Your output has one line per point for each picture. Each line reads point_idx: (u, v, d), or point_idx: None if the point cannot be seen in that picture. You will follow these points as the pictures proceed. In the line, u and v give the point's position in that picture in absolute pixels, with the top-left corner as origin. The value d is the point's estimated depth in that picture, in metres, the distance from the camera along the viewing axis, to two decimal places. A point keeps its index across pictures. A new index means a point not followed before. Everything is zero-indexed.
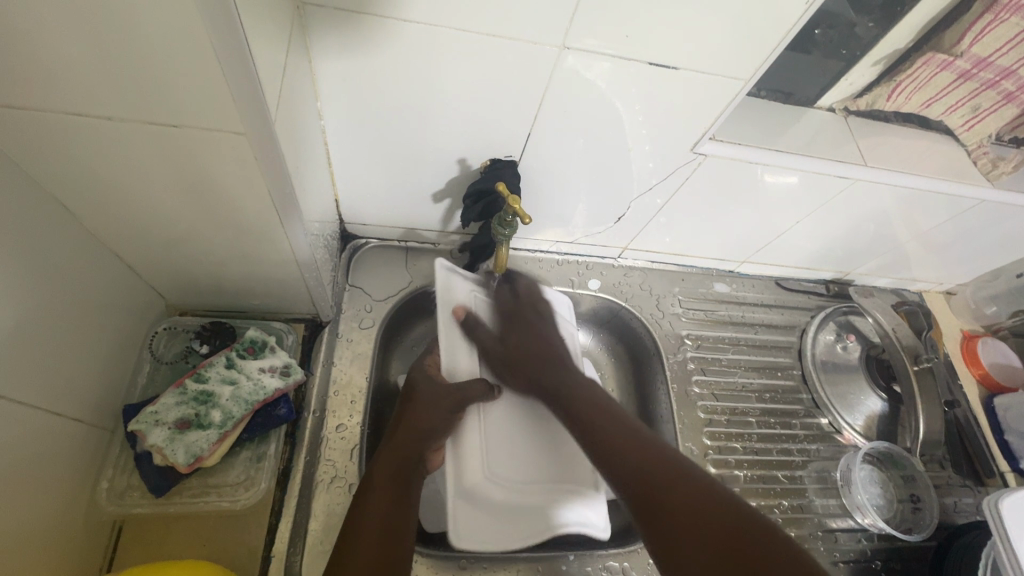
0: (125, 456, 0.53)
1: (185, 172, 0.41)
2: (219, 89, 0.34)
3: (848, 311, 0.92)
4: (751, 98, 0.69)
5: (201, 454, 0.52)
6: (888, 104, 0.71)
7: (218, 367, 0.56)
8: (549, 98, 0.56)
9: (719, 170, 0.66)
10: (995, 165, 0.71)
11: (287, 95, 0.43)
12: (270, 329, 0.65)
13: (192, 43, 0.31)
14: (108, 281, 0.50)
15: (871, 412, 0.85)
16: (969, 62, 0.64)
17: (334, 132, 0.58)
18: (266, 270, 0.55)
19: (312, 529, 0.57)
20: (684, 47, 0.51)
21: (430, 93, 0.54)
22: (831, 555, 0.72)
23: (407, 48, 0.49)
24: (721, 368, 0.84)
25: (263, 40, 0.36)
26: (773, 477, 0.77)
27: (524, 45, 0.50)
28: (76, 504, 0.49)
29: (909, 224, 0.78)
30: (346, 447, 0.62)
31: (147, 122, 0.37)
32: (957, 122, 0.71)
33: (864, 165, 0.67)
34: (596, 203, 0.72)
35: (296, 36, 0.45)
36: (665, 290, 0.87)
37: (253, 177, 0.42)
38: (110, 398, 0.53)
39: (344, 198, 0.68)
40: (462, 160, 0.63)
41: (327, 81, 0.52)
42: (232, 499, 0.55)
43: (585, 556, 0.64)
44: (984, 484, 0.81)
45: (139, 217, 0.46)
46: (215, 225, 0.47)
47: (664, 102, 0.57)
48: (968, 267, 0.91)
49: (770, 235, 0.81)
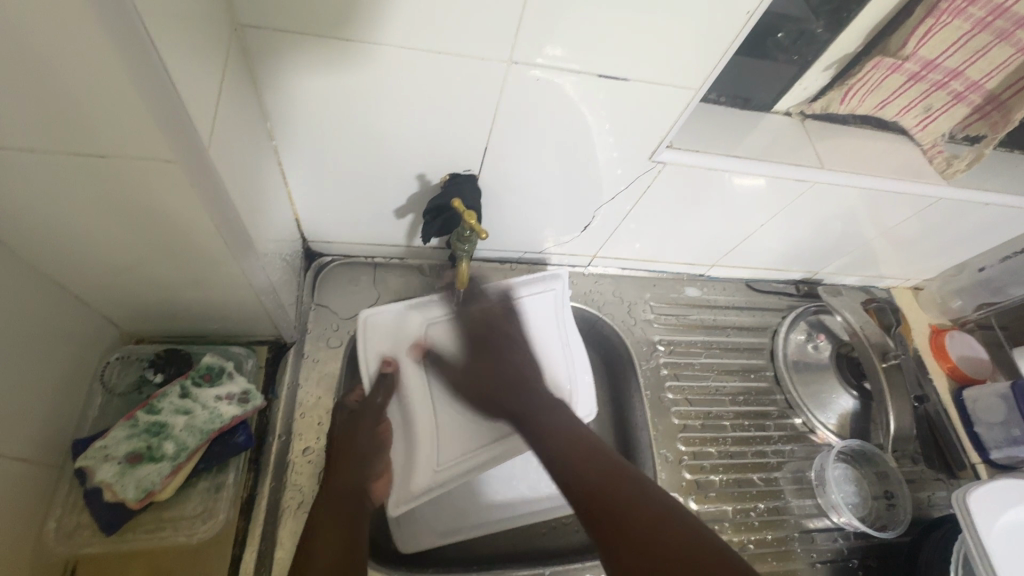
0: (74, 494, 0.51)
1: (123, 201, 0.40)
2: (140, 117, 0.33)
3: (819, 310, 0.93)
4: (710, 104, 0.70)
5: (153, 488, 0.50)
6: (842, 107, 0.71)
7: (171, 397, 0.54)
8: (502, 109, 0.55)
9: (679, 177, 0.67)
10: (950, 162, 0.71)
11: (227, 123, 0.42)
12: (229, 354, 0.63)
13: (105, 70, 0.30)
14: (51, 313, 0.48)
15: (843, 411, 0.86)
16: (916, 64, 0.64)
17: (287, 152, 0.57)
18: (220, 294, 0.54)
19: (278, 557, 0.55)
20: (632, 60, 0.51)
21: (383, 111, 0.54)
22: (808, 556, 0.73)
23: (355, 66, 0.48)
24: (694, 372, 0.84)
25: (186, 64, 0.35)
26: (749, 480, 0.77)
27: (474, 60, 0.49)
28: (22, 548, 0.47)
29: (873, 221, 0.79)
30: (312, 471, 0.60)
31: (72, 154, 0.36)
32: (911, 122, 0.72)
33: (823, 167, 0.68)
34: (563, 212, 0.72)
35: (235, 58, 0.44)
36: (636, 296, 0.87)
37: (193, 204, 0.41)
38: (59, 434, 0.51)
39: (305, 217, 0.66)
40: (421, 175, 0.62)
41: (272, 100, 0.51)
42: (189, 532, 0.53)
43: (562, 569, 0.63)
44: (956, 476, 0.83)
45: (78, 248, 0.45)
46: (161, 254, 0.46)
47: (620, 110, 0.57)
48: (932, 262, 0.93)
49: (739, 238, 0.81)
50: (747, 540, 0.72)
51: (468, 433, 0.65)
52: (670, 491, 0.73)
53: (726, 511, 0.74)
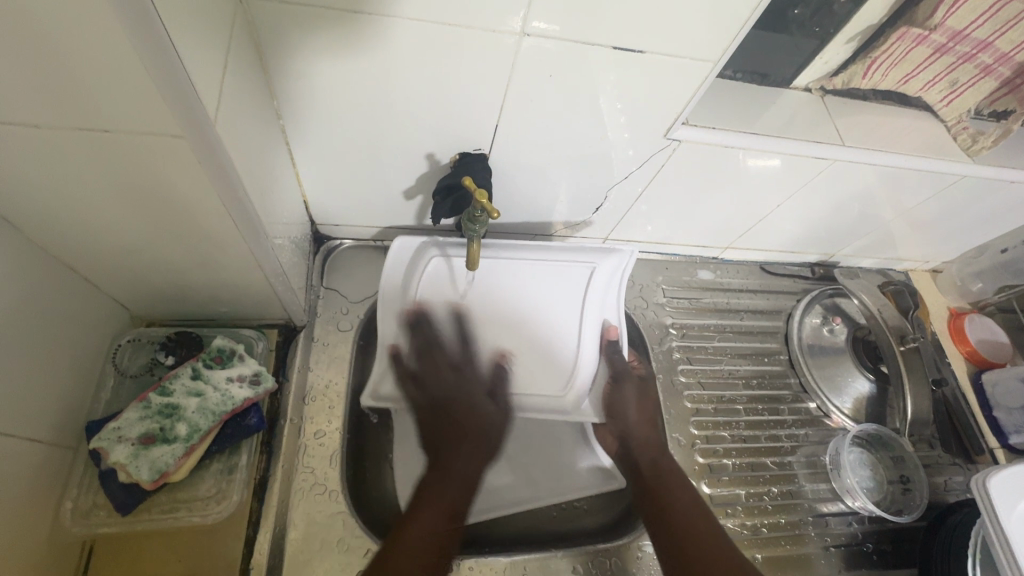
0: (89, 475, 0.52)
1: (129, 178, 0.39)
2: (146, 91, 0.32)
3: (835, 293, 0.91)
4: (727, 80, 0.68)
5: (167, 470, 0.50)
6: (865, 81, 0.69)
7: (183, 379, 0.54)
8: (514, 86, 0.54)
9: (695, 155, 0.65)
10: (975, 139, 0.69)
11: (234, 100, 0.41)
12: (240, 336, 0.63)
13: (106, 41, 0.29)
14: (62, 296, 0.48)
15: (859, 395, 0.84)
16: (944, 35, 0.62)
17: (294, 130, 0.56)
18: (230, 276, 0.54)
19: (291, 538, 0.56)
20: (650, 32, 0.49)
21: (391, 87, 0.52)
22: (822, 540, 0.72)
23: (365, 41, 0.47)
24: (706, 356, 0.83)
25: (190, 36, 0.34)
26: (762, 464, 0.76)
27: (485, 32, 0.48)
28: (39, 527, 0.47)
29: (893, 202, 0.77)
30: (325, 454, 0.61)
31: (75, 129, 0.35)
32: (936, 96, 0.70)
33: (844, 145, 0.66)
34: (576, 193, 0.71)
35: (240, 32, 0.43)
36: (648, 279, 0.86)
37: (201, 182, 0.40)
38: (72, 416, 0.51)
39: (314, 199, 0.66)
40: (430, 155, 0.61)
41: (279, 77, 0.50)
42: (203, 513, 0.53)
43: (573, 552, 0.63)
44: (973, 461, 0.81)
45: (86, 228, 0.44)
46: (172, 235, 0.46)
47: (639, 86, 0.55)
48: (952, 244, 0.90)
49: (754, 219, 0.80)
50: (759, 524, 0.72)
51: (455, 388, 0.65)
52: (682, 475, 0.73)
53: (739, 495, 0.73)
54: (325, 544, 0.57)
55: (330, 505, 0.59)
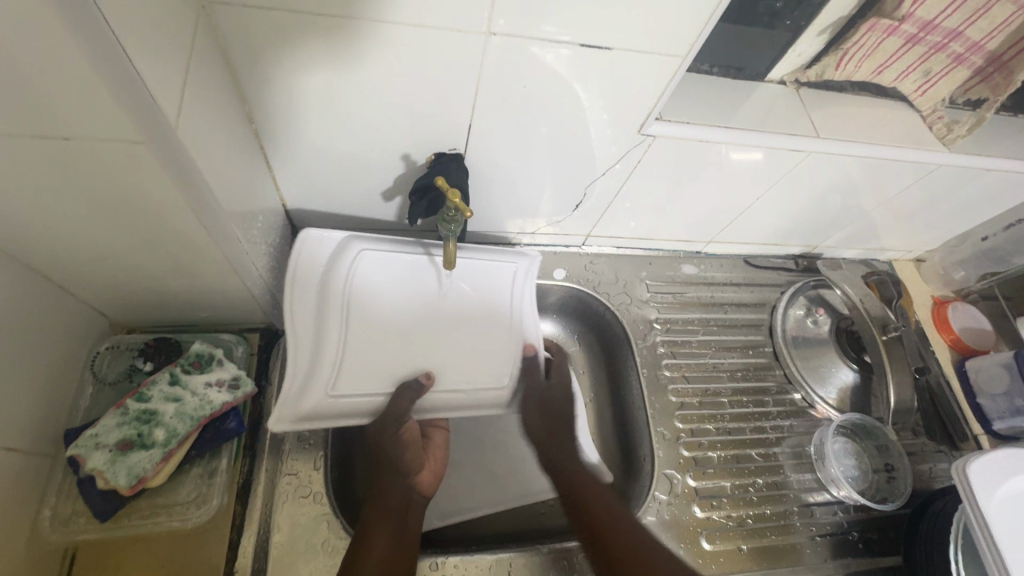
0: (68, 483, 0.52)
1: (95, 185, 0.39)
2: (104, 101, 0.33)
3: (818, 284, 0.92)
4: (702, 75, 0.68)
5: (145, 475, 0.50)
6: (838, 73, 0.69)
7: (161, 385, 0.55)
8: (484, 84, 0.54)
9: (671, 150, 0.65)
10: (951, 128, 0.70)
11: (198, 105, 0.42)
12: (219, 341, 0.63)
13: (62, 53, 0.30)
14: (37, 306, 0.48)
15: (843, 385, 0.85)
16: (913, 26, 0.62)
17: (267, 134, 0.56)
18: (205, 283, 0.54)
19: (276, 540, 0.56)
20: (615, 27, 0.49)
21: (362, 89, 0.52)
22: (808, 530, 0.72)
23: (330, 46, 0.47)
24: (691, 350, 0.83)
25: (146, 42, 0.34)
26: (748, 456, 0.77)
27: (450, 32, 0.48)
28: (17, 537, 0.47)
29: (873, 192, 0.77)
30: (309, 457, 0.61)
31: (34, 137, 0.35)
32: (910, 87, 0.70)
33: (819, 136, 0.66)
34: (556, 191, 0.71)
35: (206, 39, 0.43)
36: (632, 275, 0.86)
37: (168, 188, 0.40)
38: (50, 425, 0.51)
39: (293, 202, 0.66)
40: (406, 155, 0.61)
41: (250, 82, 0.50)
42: (183, 518, 0.53)
43: (561, 548, 0.63)
44: (958, 448, 0.82)
45: (54, 237, 0.44)
46: (142, 240, 0.46)
47: (609, 82, 0.55)
48: (934, 233, 0.91)
49: (735, 212, 0.80)
50: (745, 515, 0.72)
51: (374, 373, 0.62)
52: (668, 468, 0.73)
53: (724, 487, 0.73)
54: (309, 546, 0.57)
55: (315, 508, 0.59)
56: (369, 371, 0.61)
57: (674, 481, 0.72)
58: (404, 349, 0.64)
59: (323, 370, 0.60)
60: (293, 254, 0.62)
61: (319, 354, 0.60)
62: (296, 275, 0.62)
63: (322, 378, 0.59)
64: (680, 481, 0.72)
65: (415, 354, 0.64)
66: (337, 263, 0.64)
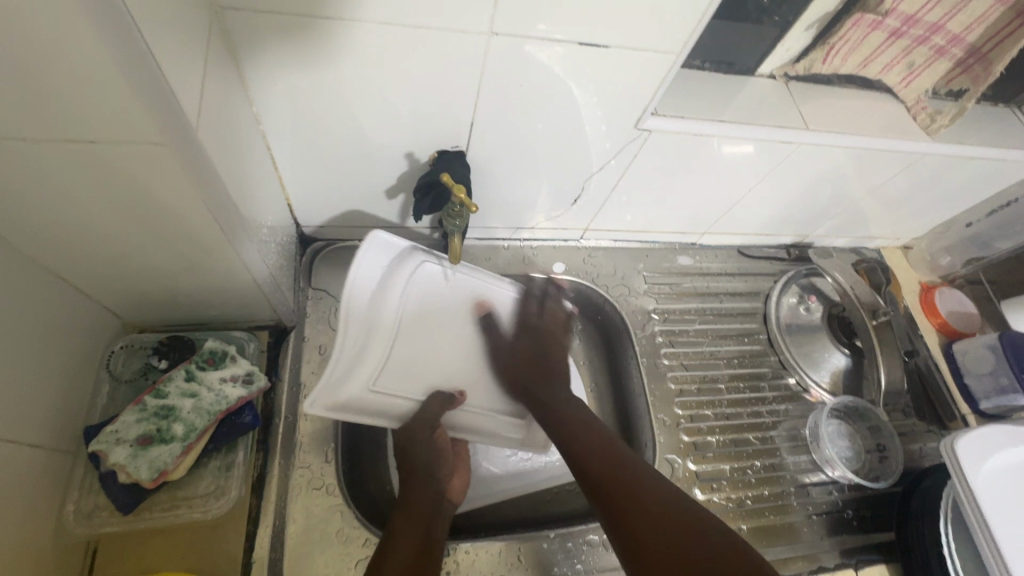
0: (90, 478, 0.53)
1: (116, 186, 0.40)
2: (130, 104, 0.34)
3: (810, 272, 0.94)
4: (694, 70, 0.71)
5: (166, 469, 0.52)
6: (825, 67, 0.71)
7: (177, 381, 0.56)
8: (485, 82, 0.55)
9: (667, 144, 0.67)
10: (934, 118, 0.72)
11: (213, 107, 0.43)
12: (231, 339, 0.64)
13: (93, 59, 0.31)
14: (54, 305, 0.49)
15: (836, 369, 0.88)
16: (897, 20, 0.65)
17: (273, 135, 0.57)
18: (218, 281, 0.55)
19: (292, 531, 0.58)
20: (611, 26, 0.51)
21: (366, 88, 0.54)
22: (805, 509, 0.75)
23: (334, 48, 0.49)
24: (688, 339, 0.86)
25: (167, 48, 0.36)
26: (746, 439, 0.79)
27: (451, 32, 0.49)
28: (43, 531, 0.48)
29: (861, 181, 0.80)
30: (321, 450, 0.63)
31: (59, 140, 0.36)
32: (895, 79, 0.72)
33: (808, 128, 0.68)
34: (556, 186, 0.73)
35: (217, 43, 0.45)
36: (630, 268, 0.88)
37: (185, 189, 0.42)
38: (69, 422, 0.53)
39: (298, 201, 0.67)
40: (410, 154, 0.63)
41: (257, 84, 0.51)
42: (203, 509, 0.55)
43: (566, 532, 0.65)
44: (946, 427, 0.85)
45: (72, 237, 0.45)
46: (159, 241, 0.47)
47: (605, 77, 0.57)
48: (920, 220, 0.93)
49: (728, 204, 0.82)
50: (744, 496, 0.74)
51: (411, 377, 0.68)
52: (669, 453, 0.75)
53: (724, 470, 0.76)
54: (324, 535, 0.58)
55: (328, 498, 0.60)
56: (402, 377, 0.67)
57: (675, 465, 0.74)
58: (431, 363, 0.70)
59: (368, 370, 0.65)
60: (359, 257, 0.63)
61: (365, 352, 0.65)
62: (357, 276, 0.64)
63: (366, 373, 0.64)
64: (680, 465, 0.75)
65: (442, 369, 0.70)
66: (391, 270, 0.68)
